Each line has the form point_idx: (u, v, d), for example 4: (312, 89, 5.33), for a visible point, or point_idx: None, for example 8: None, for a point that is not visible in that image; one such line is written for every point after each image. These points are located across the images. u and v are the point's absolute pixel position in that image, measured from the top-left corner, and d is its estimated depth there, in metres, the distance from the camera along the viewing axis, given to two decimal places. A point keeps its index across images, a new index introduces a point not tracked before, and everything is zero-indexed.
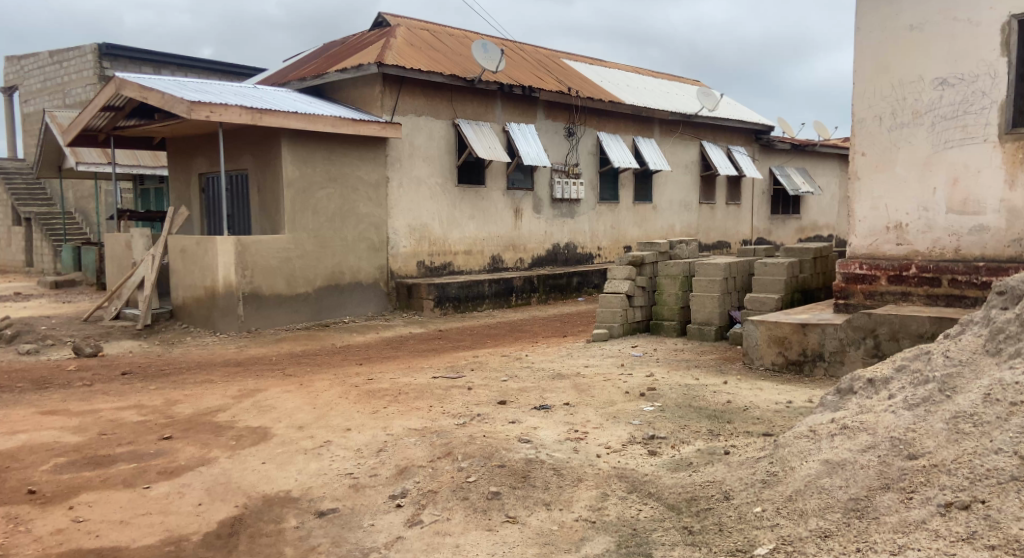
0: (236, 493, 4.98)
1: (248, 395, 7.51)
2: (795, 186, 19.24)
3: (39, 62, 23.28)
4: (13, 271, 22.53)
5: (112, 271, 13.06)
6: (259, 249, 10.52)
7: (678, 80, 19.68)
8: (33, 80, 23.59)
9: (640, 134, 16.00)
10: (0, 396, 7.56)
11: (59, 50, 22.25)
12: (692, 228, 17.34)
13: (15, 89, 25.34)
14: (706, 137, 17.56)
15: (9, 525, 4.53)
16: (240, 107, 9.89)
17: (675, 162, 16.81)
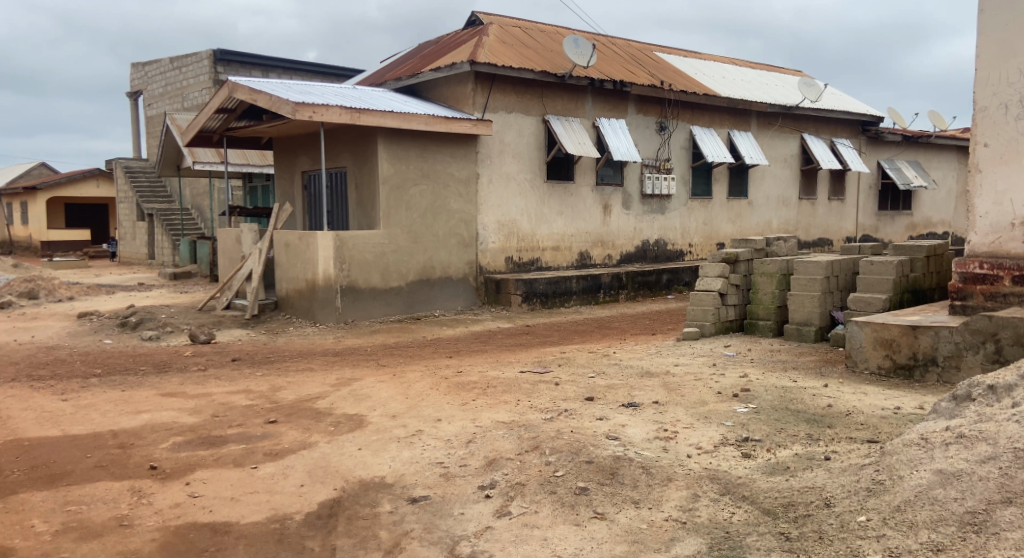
0: (335, 476, 5.13)
1: (345, 384, 7.73)
2: (906, 179, 18.39)
3: (160, 68, 24.66)
4: (137, 264, 24.07)
5: (223, 263, 13.69)
6: (356, 244, 10.81)
7: (777, 71, 19.09)
8: (155, 84, 25.02)
9: (736, 128, 15.64)
10: (125, 378, 8.06)
11: (178, 56, 23.52)
12: (790, 225, 16.80)
13: (139, 93, 26.93)
14: (808, 130, 16.99)
15: (133, 498, 4.80)
16: (339, 107, 10.17)
17: (773, 155, 16.36)
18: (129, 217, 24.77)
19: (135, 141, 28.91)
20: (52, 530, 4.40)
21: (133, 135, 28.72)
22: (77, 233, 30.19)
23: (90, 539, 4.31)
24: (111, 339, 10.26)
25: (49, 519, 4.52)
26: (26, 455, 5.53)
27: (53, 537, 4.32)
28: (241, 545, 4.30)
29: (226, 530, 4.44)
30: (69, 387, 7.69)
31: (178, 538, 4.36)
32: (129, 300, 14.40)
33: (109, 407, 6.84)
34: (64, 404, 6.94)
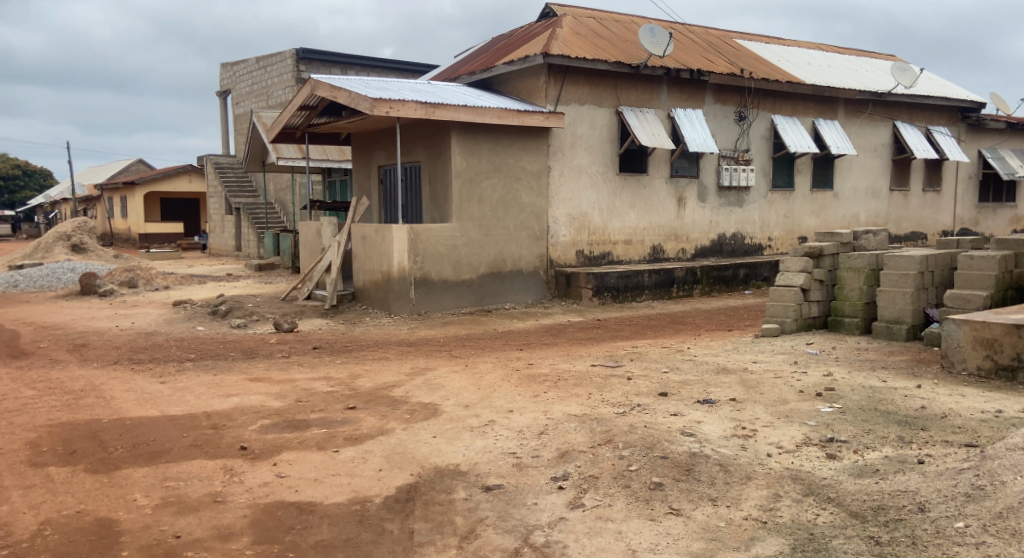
0: (412, 462, 5.19)
1: (419, 373, 7.83)
2: (1010, 170, 17.53)
3: (247, 67, 25.52)
4: (225, 256, 25.04)
5: (304, 256, 14.04)
6: (429, 237, 10.90)
7: (867, 57, 18.34)
8: (242, 84, 25.91)
9: (823, 116, 15.17)
10: (215, 363, 8.41)
11: (264, 56, 24.30)
12: (879, 218, 16.21)
13: (227, 93, 27.97)
14: (902, 118, 16.31)
15: (225, 476, 4.94)
16: (415, 102, 10.28)
17: (863, 145, 15.81)
18: (218, 210, 25.80)
19: (223, 138, 30.01)
20: (152, 504, 4.56)
21: (221, 133, 29.81)
22: (171, 226, 32.05)
23: (187, 513, 4.45)
24: (203, 326, 10.68)
25: (150, 494, 4.69)
26: (128, 432, 5.80)
27: (153, 511, 4.49)
28: (324, 524, 4.37)
29: (311, 510, 4.52)
30: (166, 371, 8.09)
31: (267, 515, 4.46)
32: (219, 290, 14.99)
33: (203, 391, 7.17)
34: (162, 387, 7.31)
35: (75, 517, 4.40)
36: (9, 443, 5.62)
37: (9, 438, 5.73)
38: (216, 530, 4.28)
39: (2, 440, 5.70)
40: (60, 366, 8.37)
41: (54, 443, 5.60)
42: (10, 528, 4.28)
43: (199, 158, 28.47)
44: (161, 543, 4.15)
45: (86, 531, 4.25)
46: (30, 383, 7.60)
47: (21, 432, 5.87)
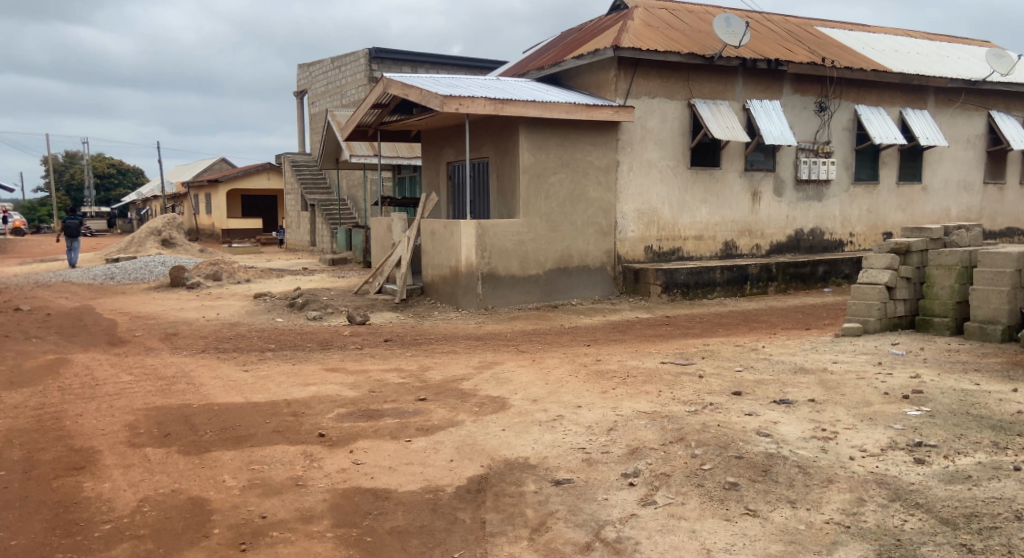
0: (481, 454, 5.29)
1: (488, 366, 7.85)
2: None
3: (322, 67, 26.07)
4: (300, 250, 25.69)
5: (375, 250, 14.26)
6: (496, 232, 10.92)
7: (958, 43, 17.48)
8: (317, 83, 26.50)
9: (910, 106, 14.56)
10: (292, 353, 8.64)
11: (338, 56, 24.77)
12: (972, 212, 15.54)
13: (303, 93, 28.66)
14: (996, 107, 15.53)
15: (306, 461, 5.24)
16: (484, 98, 10.32)
17: (954, 136, 15.13)
18: (294, 206, 26.46)
19: (299, 136, 30.73)
20: (239, 485, 4.84)
21: (297, 131, 30.52)
22: (253, 222, 33.15)
23: (272, 495, 4.70)
24: (281, 317, 10.99)
25: (237, 476, 4.98)
26: (216, 418, 6.13)
27: (240, 492, 4.75)
28: (399, 511, 4.52)
29: (386, 497, 4.70)
30: (249, 359, 8.37)
31: (345, 500, 4.65)
32: (295, 282, 15.40)
33: (283, 379, 7.41)
34: (245, 375, 7.58)
35: (169, 496, 4.70)
36: (111, 424, 5.98)
37: (108, 421, 6.08)
38: (298, 512, 4.49)
39: (101, 422, 6.04)
40: (153, 353, 8.73)
41: (151, 426, 5.95)
42: (112, 504, 4.59)
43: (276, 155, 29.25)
44: (247, 523, 4.38)
45: (179, 509, 4.54)
46: (127, 367, 7.98)
47: (118, 415, 6.21)
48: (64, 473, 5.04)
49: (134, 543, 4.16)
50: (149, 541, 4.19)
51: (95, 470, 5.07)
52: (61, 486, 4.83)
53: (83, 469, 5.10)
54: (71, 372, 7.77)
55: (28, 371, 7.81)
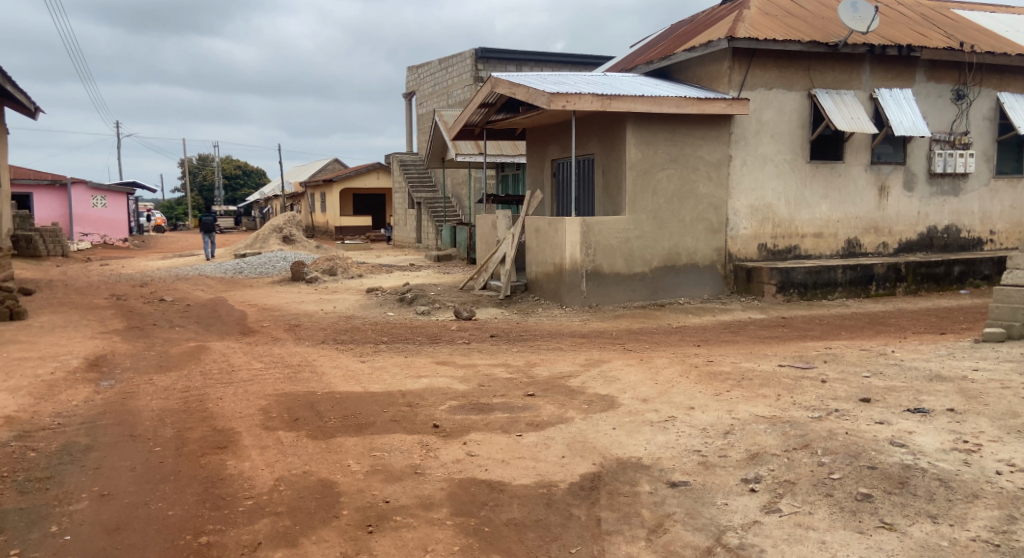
0: (594, 452, 5.23)
1: (595, 364, 7.75)
2: None
3: (429, 69, 26.56)
4: (408, 247, 26.26)
5: (481, 247, 14.38)
6: (601, 229, 10.78)
7: None
8: (425, 85, 27.02)
9: None
10: (404, 346, 8.80)
11: (445, 57, 25.16)
12: None
13: (411, 95, 29.31)
14: None
15: (422, 450, 5.32)
16: (592, 94, 10.19)
17: None
18: (402, 204, 27.08)
19: (407, 136, 31.45)
20: (363, 470, 4.99)
21: (405, 132, 31.26)
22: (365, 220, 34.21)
23: (393, 481, 4.82)
24: (392, 311, 11.24)
25: (361, 461, 5.13)
26: (339, 405, 6.34)
27: (364, 476, 4.89)
28: (514, 503, 4.55)
29: (501, 489, 4.73)
30: (365, 351, 8.59)
31: (462, 490, 4.72)
32: (404, 278, 15.75)
33: (397, 370, 7.56)
34: (361, 365, 7.78)
35: (301, 476, 4.89)
36: (245, 408, 6.28)
37: (244, 404, 6.38)
38: (418, 499, 4.58)
39: (238, 405, 6.34)
40: (278, 343, 9.10)
41: (280, 410, 6.20)
42: (252, 482, 4.81)
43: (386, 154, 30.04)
44: (373, 506, 4.50)
45: (311, 490, 4.71)
46: (257, 355, 8.35)
47: (252, 399, 6.51)
48: (207, 451, 5.30)
49: (273, 519, 4.34)
50: (287, 518, 4.36)
51: (235, 450, 5.32)
52: (208, 463, 5.09)
53: (226, 448, 5.36)
54: (209, 358, 8.21)
55: (173, 356, 8.31)
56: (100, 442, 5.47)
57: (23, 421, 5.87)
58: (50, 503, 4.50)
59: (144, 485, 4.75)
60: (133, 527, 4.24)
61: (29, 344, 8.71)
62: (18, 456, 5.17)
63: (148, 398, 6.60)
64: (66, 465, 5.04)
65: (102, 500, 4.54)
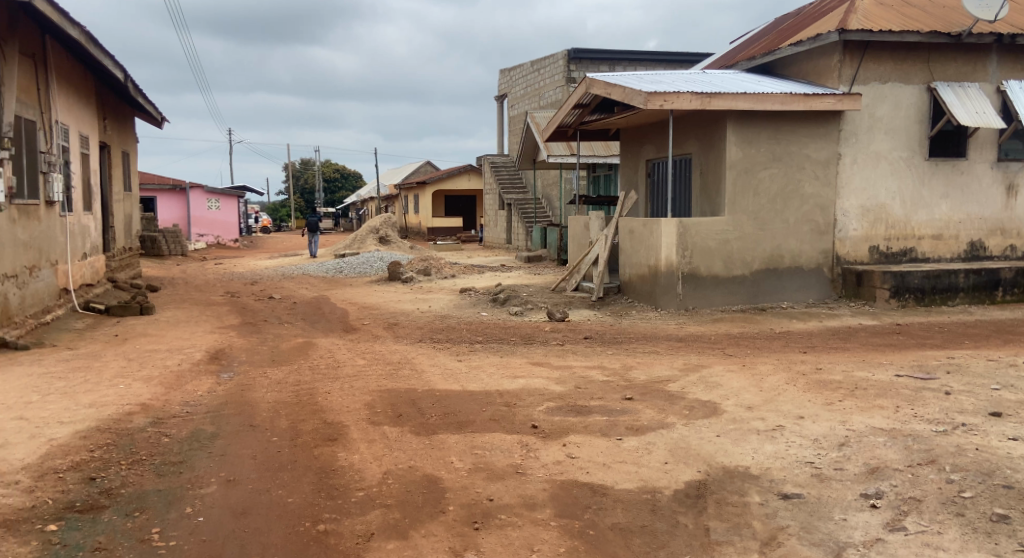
0: (698, 459, 5.09)
1: (695, 369, 7.55)
2: None
3: (522, 71, 26.65)
4: (499, 248, 26.42)
5: (572, 248, 14.31)
6: (698, 231, 10.53)
7: None
8: (517, 87, 27.14)
9: None
10: (499, 346, 8.83)
11: (538, 59, 25.19)
12: None
13: (504, 97, 29.47)
14: None
15: (522, 450, 5.32)
16: (691, 93, 9.97)
17: None
18: (493, 206, 27.28)
19: (500, 138, 31.66)
20: (466, 468, 5.03)
21: (497, 133, 31.49)
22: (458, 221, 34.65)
23: (496, 480, 4.83)
24: (485, 311, 11.32)
25: (463, 458, 5.18)
26: (439, 403, 6.42)
27: (468, 473, 4.93)
28: (618, 508, 4.47)
29: (603, 492, 4.66)
30: (461, 350, 8.68)
31: (564, 491, 4.68)
32: (496, 279, 15.85)
33: (493, 370, 7.60)
34: (458, 364, 7.86)
35: (408, 471, 4.97)
36: (351, 402, 6.44)
37: (351, 398, 6.56)
38: (522, 499, 4.58)
39: (345, 399, 6.52)
40: (378, 340, 9.31)
41: (384, 406, 6.33)
42: (362, 474, 4.92)
43: (477, 157, 30.31)
44: (477, 503, 4.53)
45: (417, 484, 4.78)
46: (359, 352, 8.55)
47: (358, 394, 6.68)
48: (319, 443, 5.46)
49: (384, 511, 4.43)
50: (396, 510, 4.44)
51: (345, 443, 5.47)
52: (320, 454, 5.25)
53: (337, 441, 5.50)
54: (317, 353, 8.48)
55: (283, 351, 8.63)
56: (224, 430, 5.73)
57: (156, 408, 6.21)
58: (184, 485, 4.73)
59: (265, 473, 4.93)
60: (258, 512, 4.41)
61: (157, 336, 9.24)
62: (154, 440, 5.48)
63: (264, 390, 6.87)
64: (195, 451, 5.30)
65: (229, 485, 4.74)
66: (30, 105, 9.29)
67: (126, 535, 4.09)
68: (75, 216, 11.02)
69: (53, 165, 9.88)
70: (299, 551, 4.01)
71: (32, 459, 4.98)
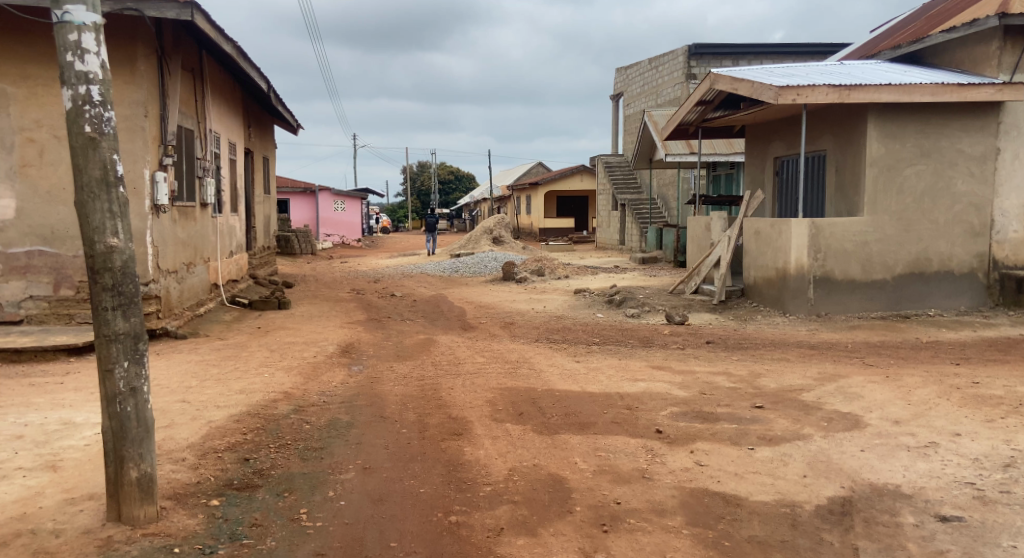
0: (841, 474, 4.82)
1: (831, 379, 7.16)
2: None
3: (639, 69, 26.23)
4: (612, 249, 26.16)
5: (691, 249, 13.95)
6: (834, 232, 9.99)
7: None
8: (634, 85, 26.74)
9: None
10: (618, 348, 8.70)
11: (657, 56, 24.73)
12: None
13: (620, 96, 29.12)
14: None
15: (647, 455, 5.20)
16: (827, 86, 9.49)
17: None
18: (606, 206, 27.02)
19: (615, 138, 31.32)
20: (591, 469, 4.97)
21: (612, 133, 31.17)
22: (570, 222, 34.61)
23: (622, 483, 4.74)
24: (601, 313, 11.20)
25: (587, 460, 5.12)
26: (559, 403, 6.38)
27: (593, 475, 4.87)
28: (755, 520, 4.29)
29: (738, 503, 4.49)
30: (580, 351, 8.61)
31: (695, 499, 4.54)
32: (611, 280, 15.67)
33: (613, 372, 7.49)
34: (578, 365, 7.80)
35: (533, 469, 4.96)
36: (473, 399, 6.52)
37: (473, 395, 6.63)
38: (651, 504, 4.47)
39: (468, 396, 6.60)
40: (496, 339, 9.39)
41: (507, 404, 6.36)
42: (488, 469, 4.96)
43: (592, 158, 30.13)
44: (605, 506, 4.46)
45: (543, 483, 4.76)
46: (479, 350, 8.63)
47: (480, 391, 6.75)
48: (445, 437, 5.54)
49: (512, 507, 4.44)
50: (524, 507, 4.44)
51: (471, 438, 5.52)
52: (447, 449, 5.31)
53: (462, 435, 5.57)
54: (438, 350, 8.63)
55: (407, 347, 8.84)
56: (357, 420, 5.92)
57: (296, 397, 6.51)
58: (326, 470, 4.92)
59: (398, 463, 5.06)
60: (393, 500, 4.51)
61: (293, 330, 9.69)
62: (296, 427, 5.72)
63: (391, 384, 7.06)
64: (334, 438, 5.51)
65: (365, 473, 4.88)
66: (189, 115, 9.96)
67: (277, 514, 4.29)
68: (223, 217, 11.72)
69: (207, 171, 10.55)
70: (433, 541, 4.07)
71: (194, 439, 5.32)
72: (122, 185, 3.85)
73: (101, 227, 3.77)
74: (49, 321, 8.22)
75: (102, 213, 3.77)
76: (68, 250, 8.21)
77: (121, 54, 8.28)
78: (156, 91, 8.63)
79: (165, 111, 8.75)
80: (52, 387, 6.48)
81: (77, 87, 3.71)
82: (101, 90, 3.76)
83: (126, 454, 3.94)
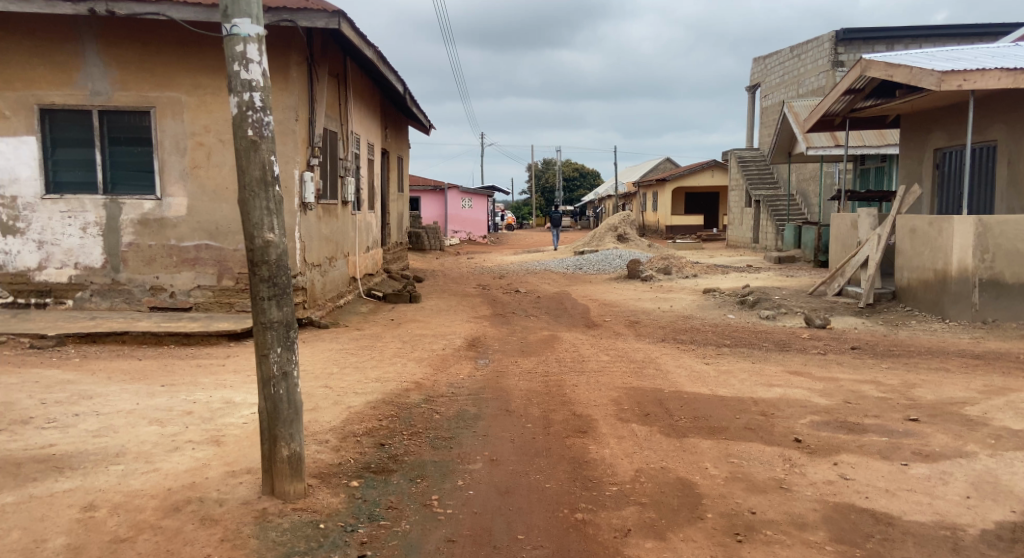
0: (1010, 497, 4.36)
1: (998, 393, 6.51)
2: None
3: (779, 58, 25.06)
4: (745, 247, 25.22)
5: (834, 248, 13.15)
6: (1005, 230, 9.12)
7: None
8: (774, 76, 25.57)
9: None
10: (751, 352, 8.30)
11: (799, 44, 23.52)
12: None
13: (757, 87, 27.95)
14: None
15: (786, 465, 4.90)
16: (1000, 70, 8.69)
17: None
18: (739, 203, 26.08)
19: (751, 131, 30.12)
20: (723, 476, 4.73)
21: (748, 127, 29.99)
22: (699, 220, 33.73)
23: (757, 493, 4.49)
24: (733, 314, 10.75)
25: (719, 465, 4.89)
26: (689, 405, 6.15)
27: (726, 482, 4.64)
28: (909, 542, 3.94)
29: (889, 522, 4.14)
30: (709, 353, 8.29)
31: (839, 515, 4.23)
32: (745, 280, 15.04)
33: (745, 376, 7.14)
34: (707, 367, 7.51)
35: (661, 471, 4.79)
36: (598, 397, 6.39)
37: (597, 393, 6.51)
38: (790, 517, 4.20)
39: (592, 394, 6.49)
40: (622, 337, 9.21)
41: (633, 403, 6.20)
42: (615, 469, 4.83)
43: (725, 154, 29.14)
44: (738, 515, 4.23)
45: (672, 486, 4.58)
46: (604, 348, 8.48)
47: (606, 390, 6.62)
48: (570, 434, 5.46)
49: (640, 509, 4.29)
50: (653, 510, 4.28)
51: (596, 436, 5.42)
52: (572, 445, 5.24)
53: (587, 433, 5.47)
54: (563, 347, 8.55)
55: (532, 342, 8.83)
56: (484, 412, 5.95)
57: (426, 387, 6.62)
58: (455, 459, 4.96)
59: (524, 457, 5.03)
60: (520, 492, 4.48)
61: (425, 323, 9.91)
62: (427, 416, 5.82)
63: (517, 378, 7.05)
64: (462, 429, 5.55)
65: (493, 465, 4.88)
66: (334, 117, 10.38)
67: (410, 498, 4.35)
68: (361, 214, 12.16)
69: (348, 170, 10.97)
70: (559, 536, 4.00)
71: (336, 423, 5.50)
72: (279, 184, 4.02)
73: (260, 223, 3.95)
74: (213, 309, 8.82)
75: (261, 210, 3.95)
76: (230, 244, 8.77)
77: (278, 62, 8.73)
78: (307, 96, 9.05)
79: (313, 114, 9.16)
80: (214, 368, 6.94)
81: (242, 94, 3.90)
82: (262, 96, 3.93)
83: (279, 433, 4.11)
